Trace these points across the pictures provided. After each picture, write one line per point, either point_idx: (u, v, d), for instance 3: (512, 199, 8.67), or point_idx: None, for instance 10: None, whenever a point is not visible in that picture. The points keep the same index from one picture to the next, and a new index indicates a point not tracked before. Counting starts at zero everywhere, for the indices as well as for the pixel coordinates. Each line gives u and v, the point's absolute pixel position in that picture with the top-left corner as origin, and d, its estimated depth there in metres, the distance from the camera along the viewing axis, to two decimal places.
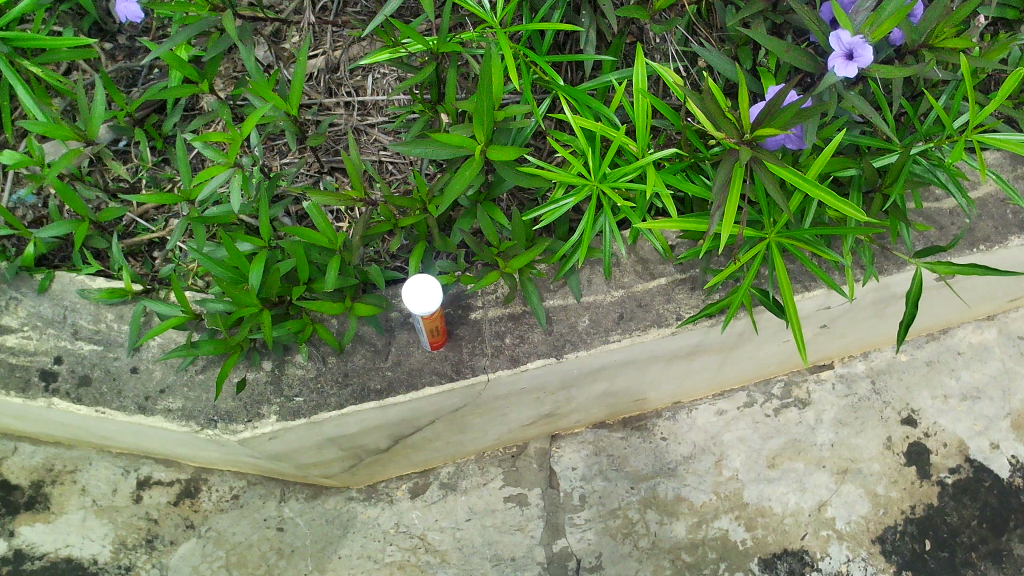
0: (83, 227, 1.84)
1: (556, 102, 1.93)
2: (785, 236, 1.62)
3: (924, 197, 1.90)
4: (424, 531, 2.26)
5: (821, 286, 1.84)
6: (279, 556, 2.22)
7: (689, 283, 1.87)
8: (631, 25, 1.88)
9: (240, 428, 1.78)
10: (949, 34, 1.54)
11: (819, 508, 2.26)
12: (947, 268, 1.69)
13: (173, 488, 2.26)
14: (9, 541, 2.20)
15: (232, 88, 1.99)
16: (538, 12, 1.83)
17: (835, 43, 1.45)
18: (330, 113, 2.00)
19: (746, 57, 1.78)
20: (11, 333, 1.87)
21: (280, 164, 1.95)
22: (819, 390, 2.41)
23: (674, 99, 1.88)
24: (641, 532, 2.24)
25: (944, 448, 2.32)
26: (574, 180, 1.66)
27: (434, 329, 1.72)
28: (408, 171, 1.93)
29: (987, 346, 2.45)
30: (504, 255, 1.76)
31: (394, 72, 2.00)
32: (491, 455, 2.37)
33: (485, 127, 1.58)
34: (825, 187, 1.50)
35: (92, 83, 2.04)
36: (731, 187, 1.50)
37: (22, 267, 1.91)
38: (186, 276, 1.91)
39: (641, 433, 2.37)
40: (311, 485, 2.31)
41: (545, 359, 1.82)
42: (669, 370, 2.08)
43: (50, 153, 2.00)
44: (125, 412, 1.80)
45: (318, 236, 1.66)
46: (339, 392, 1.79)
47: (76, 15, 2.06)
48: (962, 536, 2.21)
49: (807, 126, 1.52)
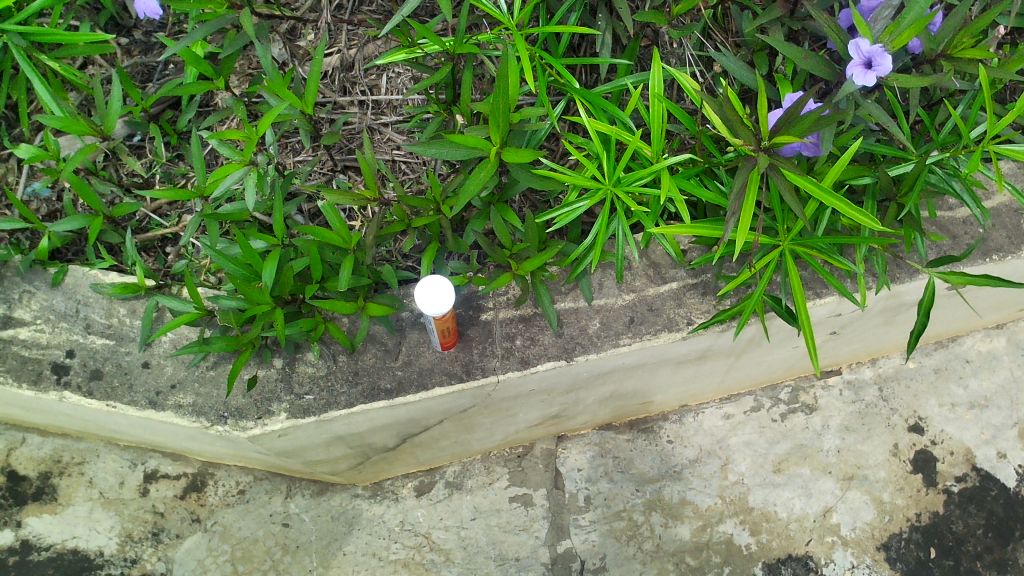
0: (98, 222, 1.85)
1: (571, 105, 1.93)
2: (799, 244, 1.62)
3: (937, 206, 1.90)
4: (429, 530, 2.27)
5: (833, 293, 1.84)
6: (284, 552, 2.23)
7: (700, 288, 1.87)
8: (646, 28, 1.88)
9: (250, 425, 1.78)
10: (967, 44, 1.53)
11: (824, 514, 2.26)
12: (960, 278, 1.68)
13: (179, 481, 2.27)
14: (16, 531, 2.21)
15: (247, 85, 2.00)
16: (554, 14, 1.83)
17: (854, 52, 1.45)
18: (344, 111, 2.00)
19: (763, 63, 1.78)
20: (24, 325, 1.88)
21: (293, 162, 1.96)
22: (827, 396, 2.40)
23: (688, 104, 1.89)
24: (645, 534, 2.25)
25: (950, 456, 2.32)
26: (587, 184, 1.66)
27: (445, 329, 1.72)
28: (421, 172, 1.94)
29: (995, 355, 2.44)
30: (517, 257, 1.77)
31: (409, 72, 2.00)
32: (497, 455, 2.37)
33: (501, 129, 1.58)
34: (841, 196, 1.49)
35: (108, 78, 2.05)
36: (747, 194, 1.49)
37: (36, 260, 1.92)
38: (199, 272, 1.92)
39: (647, 435, 2.37)
40: (317, 482, 2.32)
41: (555, 361, 1.82)
42: (677, 374, 2.08)
43: (65, 147, 2.02)
44: (136, 406, 1.80)
45: (333, 236, 1.66)
46: (349, 391, 1.80)
47: (93, 10, 2.07)
48: (967, 544, 2.21)
49: (823, 134, 1.52)
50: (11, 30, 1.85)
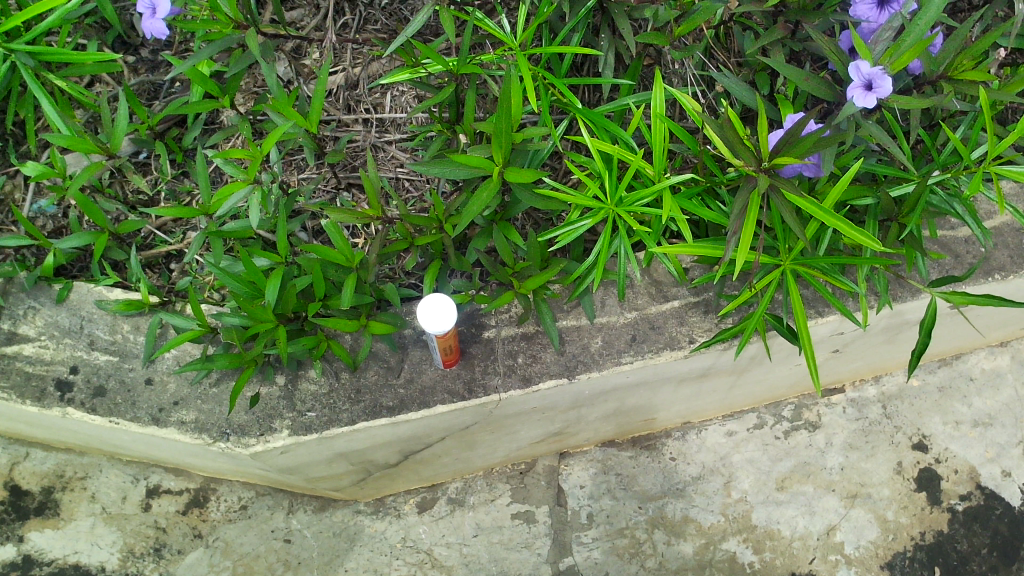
0: (103, 238, 1.87)
1: (574, 124, 1.94)
2: (801, 264, 1.62)
3: (939, 225, 1.91)
4: (431, 547, 2.26)
5: (835, 312, 1.84)
6: (286, 568, 2.23)
7: (702, 306, 1.87)
8: (649, 48, 1.90)
9: (252, 442, 1.78)
10: (967, 66, 1.54)
11: (828, 533, 2.24)
12: (961, 298, 1.66)
13: (181, 497, 2.27)
14: (18, 546, 2.21)
15: (252, 103, 2.02)
16: (557, 34, 1.85)
17: (854, 73, 1.46)
18: (348, 130, 2.02)
19: (764, 83, 1.80)
20: (28, 342, 1.89)
21: (298, 180, 1.98)
22: (830, 414, 2.39)
23: (690, 123, 1.90)
24: (648, 552, 2.23)
25: (955, 474, 2.30)
26: (589, 203, 1.66)
27: (447, 347, 1.72)
28: (424, 190, 1.95)
29: (999, 373, 2.43)
30: (519, 275, 1.77)
31: (413, 90, 2.01)
32: (499, 471, 2.36)
33: (504, 148, 1.58)
34: (842, 217, 1.50)
35: (115, 96, 2.08)
36: (748, 215, 1.50)
37: (41, 277, 1.93)
38: (203, 289, 1.93)
39: (651, 452, 2.36)
40: (319, 498, 2.31)
41: (558, 379, 1.82)
42: (680, 391, 2.08)
43: (72, 164, 2.04)
44: (139, 422, 1.81)
45: (335, 254, 1.67)
46: (351, 408, 1.80)
47: (101, 28, 2.10)
48: (972, 563, 2.19)
49: (825, 155, 1.53)
50: (19, 50, 1.87)
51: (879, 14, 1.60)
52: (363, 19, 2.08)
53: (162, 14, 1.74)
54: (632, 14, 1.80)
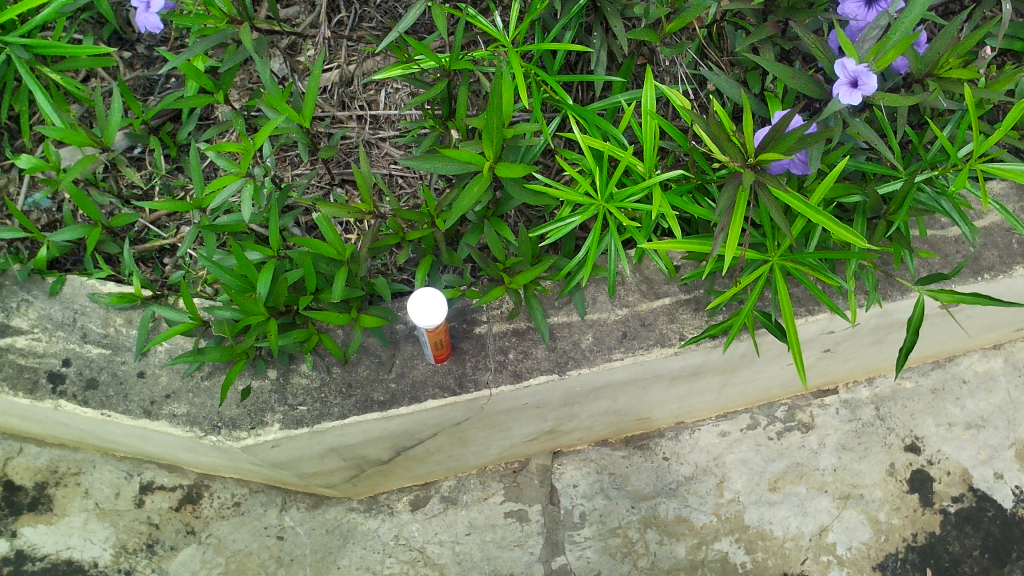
0: (95, 232, 1.88)
1: (566, 121, 1.96)
2: (789, 260, 1.63)
3: (929, 225, 1.91)
4: (424, 544, 2.26)
5: (825, 310, 1.86)
6: (279, 564, 2.23)
7: (693, 304, 1.88)
8: (642, 47, 1.90)
9: (243, 435, 1.79)
10: (954, 64, 1.56)
11: (820, 533, 2.25)
12: (950, 296, 1.67)
13: (175, 493, 2.27)
14: (10, 541, 2.21)
15: (246, 98, 2.04)
16: (550, 32, 1.86)
17: (840, 72, 1.48)
18: (342, 126, 2.03)
19: (755, 82, 1.82)
20: (21, 334, 1.89)
21: (291, 175, 2.00)
22: (822, 414, 2.40)
23: (682, 121, 1.92)
24: (640, 551, 2.24)
25: (947, 476, 2.30)
26: (580, 199, 1.67)
27: (438, 342, 1.72)
28: (418, 187, 1.96)
29: (993, 375, 2.43)
30: (510, 270, 1.78)
31: (407, 87, 2.03)
32: (493, 470, 2.36)
33: (495, 143, 1.57)
34: (828, 213, 1.50)
35: (110, 91, 2.10)
36: (735, 211, 1.51)
37: (35, 270, 1.94)
38: (196, 283, 1.95)
39: (643, 452, 2.36)
40: (312, 495, 2.31)
41: (548, 375, 1.83)
42: (672, 390, 2.09)
43: (66, 158, 2.05)
44: (130, 415, 1.81)
45: (327, 248, 1.67)
46: (343, 402, 1.81)
47: (97, 23, 2.13)
48: (964, 565, 2.20)
49: (812, 152, 1.55)
50: (15, 43, 1.90)
51: (866, 13, 1.63)
52: (359, 16, 2.09)
53: (156, 8, 1.75)
54: (624, 12, 1.81)
